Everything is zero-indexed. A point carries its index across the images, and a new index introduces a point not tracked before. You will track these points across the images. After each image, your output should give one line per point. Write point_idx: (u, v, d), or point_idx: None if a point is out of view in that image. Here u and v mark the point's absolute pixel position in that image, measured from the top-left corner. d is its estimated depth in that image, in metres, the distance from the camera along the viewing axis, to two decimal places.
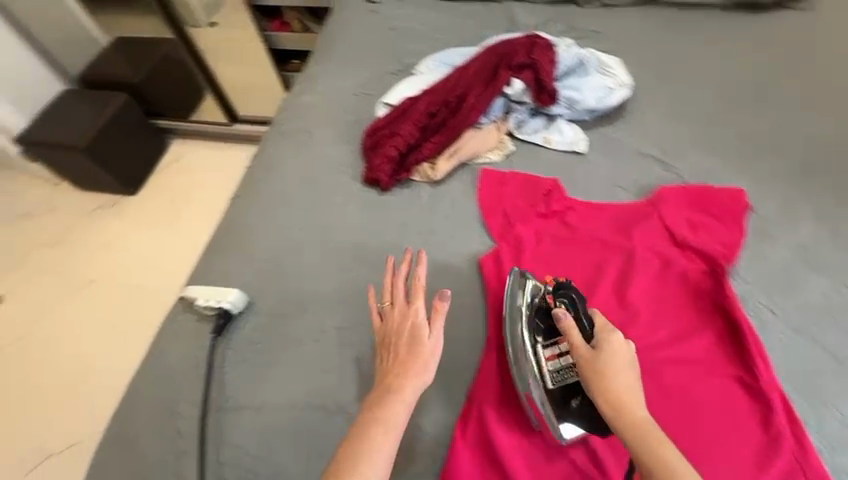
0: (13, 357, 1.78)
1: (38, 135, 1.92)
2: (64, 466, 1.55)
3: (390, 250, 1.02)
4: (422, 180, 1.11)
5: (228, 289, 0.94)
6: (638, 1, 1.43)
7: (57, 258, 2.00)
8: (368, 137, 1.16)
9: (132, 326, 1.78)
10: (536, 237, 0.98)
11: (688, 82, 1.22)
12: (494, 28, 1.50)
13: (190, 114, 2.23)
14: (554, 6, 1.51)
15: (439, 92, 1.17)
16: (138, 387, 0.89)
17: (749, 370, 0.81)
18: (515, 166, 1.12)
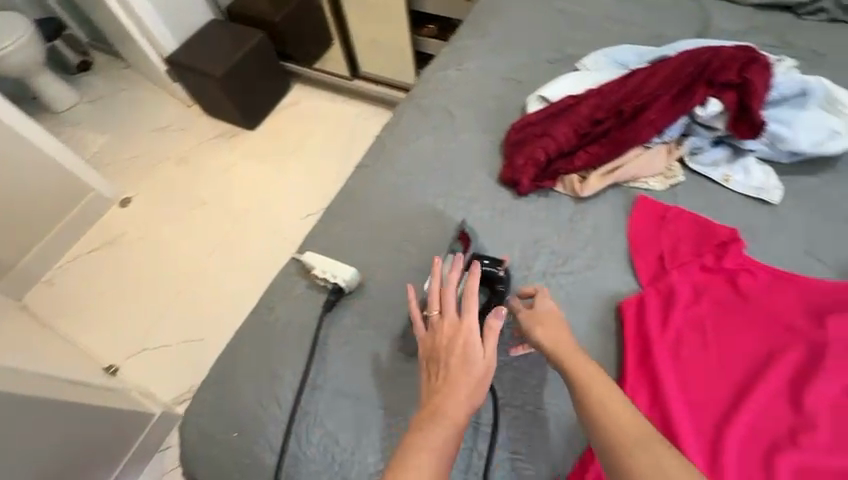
0: (139, 254, 2.01)
1: (186, 60, 2.10)
2: (167, 359, 1.76)
3: (517, 265, 0.94)
4: (566, 192, 1.01)
5: (344, 266, 0.91)
6: None
7: (184, 174, 2.20)
8: (515, 131, 1.06)
9: (241, 251, 1.94)
10: (694, 296, 0.85)
11: None
12: (681, 27, 1.28)
13: (314, 60, 2.28)
14: (762, 13, 1.26)
15: (611, 95, 1.01)
16: (246, 335, 0.91)
17: None
18: (681, 202, 0.97)
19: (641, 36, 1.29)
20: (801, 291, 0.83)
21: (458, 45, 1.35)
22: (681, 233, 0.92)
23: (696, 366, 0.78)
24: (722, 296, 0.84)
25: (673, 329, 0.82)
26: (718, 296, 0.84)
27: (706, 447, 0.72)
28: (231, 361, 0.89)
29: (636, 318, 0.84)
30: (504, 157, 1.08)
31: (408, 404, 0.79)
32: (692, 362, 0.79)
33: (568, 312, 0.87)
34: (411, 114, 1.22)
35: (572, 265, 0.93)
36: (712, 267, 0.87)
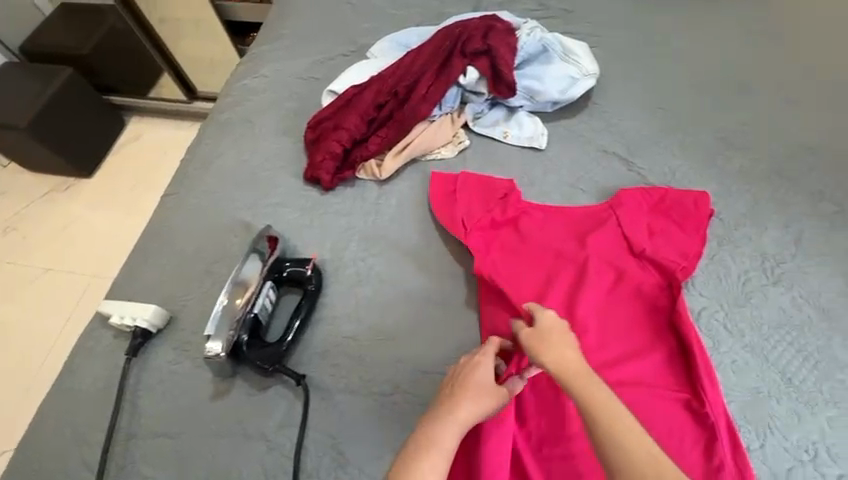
0: None
1: None
2: None
3: (330, 259, 0.96)
4: (368, 178, 1.05)
5: (145, 306, 0.89)
6: None
7: None
8: (311, 130, 1.09)
9: (74, 321, 1.72)
10: (486, 248, 0.93)
11: (657, 72, 1.15)
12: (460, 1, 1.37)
13: (148, 89, 2.06)
14: None
15: (387, 80, 1.08)
16: (55, 404, 0.86)
17: (697, 395, 0.78)
18: (468, 165, 1.06)
19: (426, 14, 1.35)
20: (565, 221, 0.96)
21: (255, 51, 1.33)
22: (470, 192, 1.00)
23: (491, 310, 0.87)
24: (508, 242, 0.94)
25: (471, 282, 0.90)
26: (504, 243, 0.94)
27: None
28: (38, 435, 0.84)
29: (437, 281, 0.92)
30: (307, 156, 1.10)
31: (231, 423, 0.81)
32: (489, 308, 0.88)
33: (379, 291, 0.92)
34: (211, 131, 1.18)
35: (380, 246, 0.97)
36: (499, 218, 0.96)
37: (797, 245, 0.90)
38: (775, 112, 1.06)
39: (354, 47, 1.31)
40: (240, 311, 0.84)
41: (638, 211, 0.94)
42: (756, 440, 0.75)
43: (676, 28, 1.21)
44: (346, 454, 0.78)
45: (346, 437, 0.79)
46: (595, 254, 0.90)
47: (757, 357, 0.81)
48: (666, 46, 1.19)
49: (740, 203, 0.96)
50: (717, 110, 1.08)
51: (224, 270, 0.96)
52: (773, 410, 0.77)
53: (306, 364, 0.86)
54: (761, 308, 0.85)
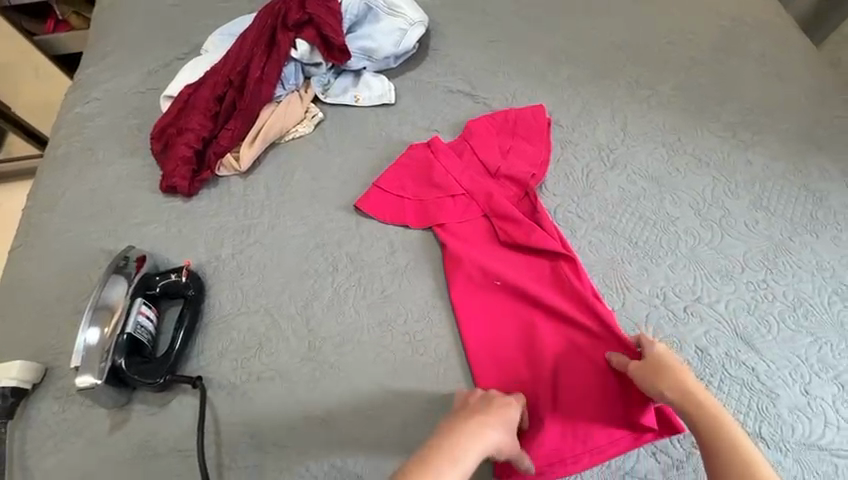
0: None
1: (33, 30, 1.83)
2: None
3: (358, 171, 1.03)
4: (389, 97, 1.10)
5: (193, 209, 0.99)
6: None
7: None
8: (322, 38, 1.05)
9: None
10: (486, 165, 0.98)
11: (670, 20, 1.21)
12: None
13: None
14: None
15: (412, 8, 1.13)
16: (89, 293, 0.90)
17: (700, 292, 0.83)
18: (489, 91, 1.11)
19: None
20: (580, 145, 1.02)
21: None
22: (470, 121, 1.04)
23: (498, 214, 0.91)
24: (507, 160, 0.98)
25: (471, 193, 0.94)
26: (506, 160, 0.98)
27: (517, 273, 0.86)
28: (65, 328, 0.87)
29: (440, 191, 0.95)
30: (320, 67, 1.09)
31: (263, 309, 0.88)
32: (490, 214, 0.92)
33: (403, 194, 0.96)
34: (222, 43, 1.18)
35: None
36: (494, 141, 1.00)
37: (797, 173, 0.96)
38: (779, 58, 1.12)
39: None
40: (289, 221, 0.97)
41: (650, 138, 1.02)
42: (759, 332, 0.79)
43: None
44: (370, 337, 0.83)
45: (370, 322, 0.85)
46: (611, 173, 0.97)
47: (761, 262, 0.85)
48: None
49: (741, 132, 1.02)
50: (724, 56, 1.14)
51: (254, 181, 1.02)
52: (775, 305, 0.81)
53: (334, 257, 0.92)
54: (764, 222, 0.90)
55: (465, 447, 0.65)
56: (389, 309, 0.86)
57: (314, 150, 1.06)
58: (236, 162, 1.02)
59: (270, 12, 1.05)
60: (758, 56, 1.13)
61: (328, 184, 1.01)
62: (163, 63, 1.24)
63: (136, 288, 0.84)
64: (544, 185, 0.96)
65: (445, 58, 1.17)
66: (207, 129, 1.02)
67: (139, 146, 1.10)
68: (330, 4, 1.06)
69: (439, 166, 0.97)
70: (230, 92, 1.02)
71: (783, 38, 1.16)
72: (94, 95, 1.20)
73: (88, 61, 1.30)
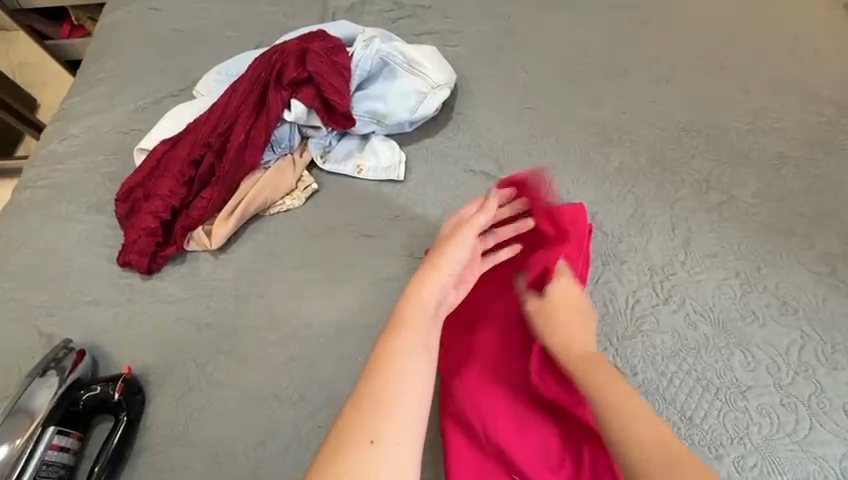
0: None
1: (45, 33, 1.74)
2: None
3: (347, 263, 0.85)
4: (398, 169, 0.92)
5: (151, 290, 0.84)
6: None
7: None
8: (324, 97, 0.87)
9: None
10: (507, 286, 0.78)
11: (756, 99, 0.97)
12: None
13: None
14: None
15: (437, 68, 0.94)
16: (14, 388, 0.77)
17: None
18: (518, 174, 0.91)
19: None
20: (626, 262, 0.81)
21: (298, 20, 1.22)
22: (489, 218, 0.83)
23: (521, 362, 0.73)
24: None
25: (487, 323, 0.76)
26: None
27: (537, 449, 0.67)
28: None
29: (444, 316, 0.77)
30: (319, 128, 0.91)
31: (207, 440, 0.71)
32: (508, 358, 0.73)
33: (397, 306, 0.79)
34: (218, 86, 1.03)
35: (405, 255, 0.85)
36: (518, 252, 0.80)
37: None
38: None
39: (403, 21, 1.17)
40: (256, 320, 0.81)
41: (719, 263, 0.80)
42: None
43: (778, 32, 1.05)
44: None
45: None
46: (664, 308, 0.76)
47: None
48: (765, 58, 1.02)
49: (843, 268, 0.79)
50: (825, 156, 0.90)
51: (226, 263, 0.86)
52: None
53: (302, 380, 0.75)
54: None
55: (431, 286, 0.62)
56: None
57: (301, 229, 0.89)
58: (208, 238, 0.86)
59: (263, 61, 0.88)
60: None
61: (311, 276, 0.84)
62: (154, 100, 1.10)
63: (58, 404, 0.69)
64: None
65: (471, 125, 0.97)
66: (177, 197, 0.86)
67: (107, 200, 0.96)
68: (336, 57, 0.88)
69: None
70: (208, 155, 0.86)
71: None
72: (73, 131, 1.07)
73: (77, 87, 1.17)
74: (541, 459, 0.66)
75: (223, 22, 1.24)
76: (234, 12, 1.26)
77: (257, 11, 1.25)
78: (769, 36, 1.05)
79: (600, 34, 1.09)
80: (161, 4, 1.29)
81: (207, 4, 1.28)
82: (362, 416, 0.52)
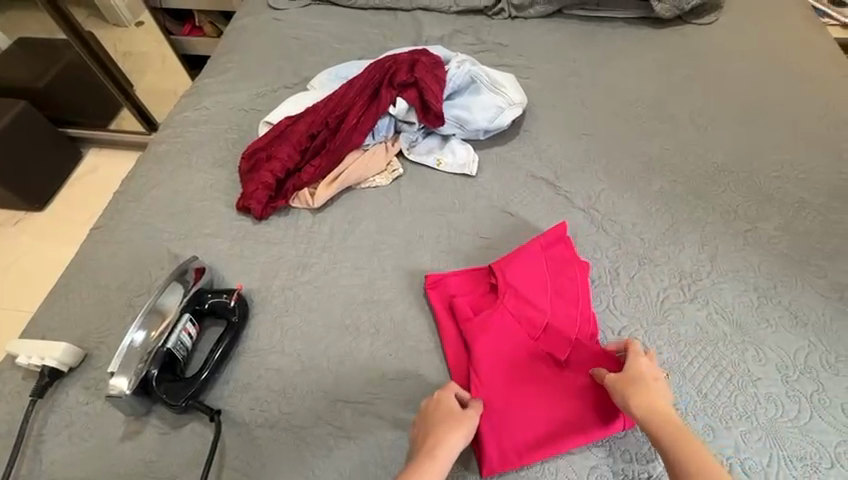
0: (8, 239, 1.98)
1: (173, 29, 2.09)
2: (13, 328, 1.76)
3: (423, 235, 1.02)
4: (471, 166, 1.10)
5: (261, 233, 1.03)
6: (756, 46, 1.36)
7: (24, 142, 1.91)
8: (424, 100, 1.07)
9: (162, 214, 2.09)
10: (544, 315, 0.85)
11: (786, 152, 1.13)
12: (600, 41, 1.41)
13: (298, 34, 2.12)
14: (667, 36, 1.41)
15: (513, 90, 1.13)
16: (148, 292, 0.95)
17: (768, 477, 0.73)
18: (572, 186, 1.08)
19: (557, 41, 1.42)
20: (659, 265, 0.95)
21: (396, 43, 1.46)
22: (500, 263, 0.90)
23: (564, 407, 0.78)
24: (554, 297, 0.87)
25: (525, 363, 0.81)
26: (554, 299, 0.87)
27: (516, 351, 0.83)
28: (115, 321, 0.92)
29: (477, 357, 0.82)
30: (412, 124, 1.10)
31: (294, 354, 0.86)
32: (552, 373, 0.80)
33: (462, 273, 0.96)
34: (329, 83, 1.25)
35: (470, 233, 1.02)
36: (538, 280, 0.88)
37: None
38: None
39: (484, 54, 1.40)
40: (341, 269, 0.97)
41: (740, 277, 0.93)
42: None
43: (810, 101, 1.22)
44: (391, 415, 0.80)
45: (396, 397, 0.81)
46: (689, 305, 0.89)
47: None
48: (794, 119, 1.19)
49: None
50: (842, 206, 1.03)
51: (321, 220, 1.04)
52: None
53: (378, 318, 0.90)
54: None
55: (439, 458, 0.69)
56: (418, 390, 0.82)
57: (385, 203, 1.07)
58: (311, 197, 1.04)
59: (376, 65, 1.09)
60: None
61: (390, 241, 1.01)
62: (272, 88, 1.33)
63: (189, 300, 0.86)
64: (602, 279, 0.93)
65: (535, 141, 1.16)
66: (294, 161, 1.06)
67: (228, 160, 1.16)
68: (436, 71, 1.09)
69: (474, 342, 0.83)
70: (322, 132, 1.07)
71: None
72: (205, 104, 1.30)
73: (209, 71, 1.43)
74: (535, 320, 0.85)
75: (332, 37, 1.50)
76: (342, 30, 1.51)
77: (361, 31, 1.51)
78: (802, 104, 1.22)
79: (650, 84, 1.29)
80: (284, 17, 1.56)
81: (321, 21, 1.54)
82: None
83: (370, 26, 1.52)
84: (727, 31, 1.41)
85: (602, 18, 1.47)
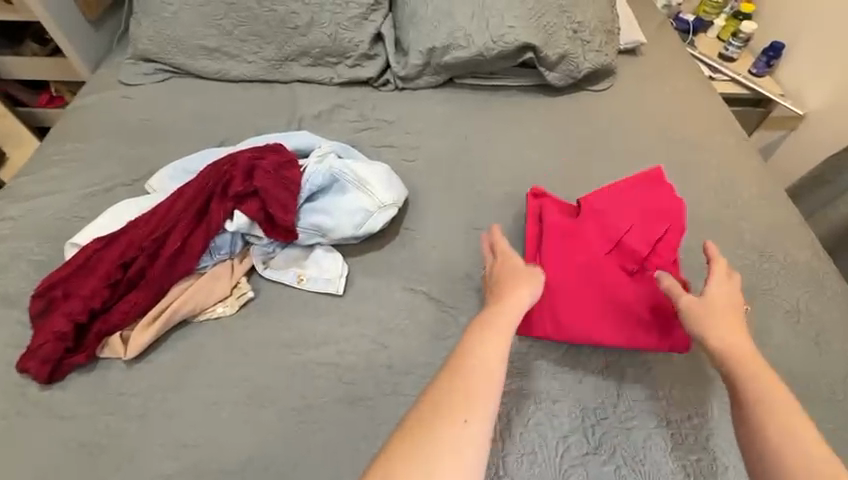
0: None
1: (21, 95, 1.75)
2: None
3: (273, 384, 0.80)
4: (340, 281, 0.91)
5: (46, 405, 0.77)
6: (648, 116, 1.31)
7: None
8: (270, 209, 0.88)
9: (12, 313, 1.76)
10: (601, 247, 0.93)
11: (689, 237, 1.04)
12: (493, 112, 1.30)
13: None
14: (562, 106, 1.33)
15: (385, 185, 0.96)
16: None
17: None
18: (461, 296, 0.91)
19: (449, 114, 1.29)
20: (561, 401, 0.79)
21: (267, 121, 1.28)
22: (555, 219, 0.96)
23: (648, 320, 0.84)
24: (605, 239, 0.95)
25: (603, 302, 0.87)
26: (606, 242, 0.95)
27: (582, 273, 0.89)
28: None
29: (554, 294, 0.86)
30: (260, 238, 0.91)
31: None
32: (626, 293, 0.87)
33: (319, 438, 0.75)
34: (170, 182, 1.02)
35: (334, 375, 0.81)
36: (583, 271, 0.89)
37: None
38: (809, 316, 0.93)
39: (367, 131, 1.24)
40: (155, 452, 0.73)
41: (651, 408, 0.79)
42: None
43: (705, 177, 1.17)
44: None
45: None
46: (594, 459, 0.74)
47: None
48: (692, 198, 1.12)
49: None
50: (751, 300, 0.94)
51: (137, 374, 0.80)
52: None
53: None
54: None
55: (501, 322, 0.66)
56: None
57: (227, 340, 0.84)
58: (124, 346, 0.80)
59: (212, 168, 0.90)
60: (787, 309, 0.94)
61: (228, 397, 0.79)
62: (105, 186, 1.10)
63: None
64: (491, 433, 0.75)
65: (418, 241, 0.99)
66: (99, 300, 0.82)
67: (25, 293, 0.90)
68: (285, 172, 0.91)
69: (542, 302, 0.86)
70: (137, 258, 0.84)
71: (821, 289, 0.98)
72: (11, 213, 1.04)
73: (29, 166, 1.17)
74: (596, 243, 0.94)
75: (192, 115, 1.28)
76: (207, 107, 1.31)
77: (229, 107, 1.31)
78: (699, 179, 1.16)
79: (546, 164, 1.18)
80: (135, 94, 1.34)
81: (182, 97, 1.33)
82: (438, 419, 0.54)
83: (239, 101, 1.33)
84: (622, 98, 1.35)
85: (497, 86, 1.37)
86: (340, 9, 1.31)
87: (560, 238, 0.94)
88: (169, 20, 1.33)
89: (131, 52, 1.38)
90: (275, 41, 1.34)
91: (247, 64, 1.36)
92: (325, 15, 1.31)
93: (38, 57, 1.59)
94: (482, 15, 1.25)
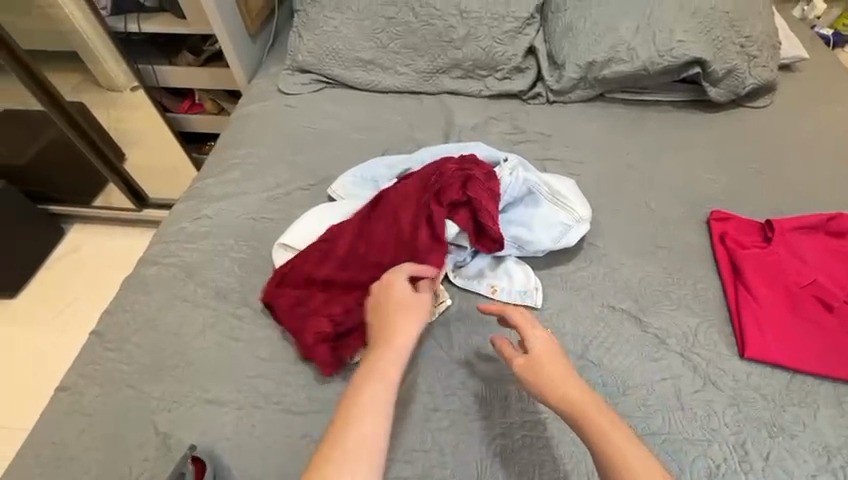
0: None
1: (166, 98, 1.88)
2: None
3: (489, 395, 0.80)
4: (535, 294, 0.90)
5: (278, 398, 0.80)
6: (822, 135, 1.23)
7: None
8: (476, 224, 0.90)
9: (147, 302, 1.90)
10: (798, 272, 0.93)
11: None
12: (650, 128, 1.27)
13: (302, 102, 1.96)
14: (723, 122, 1.28)
15: (578, 201, 0.96)
16: None
17: None
18: (664, 317, 0.88)
19: (604, 128, 1.28)
20: (798, 437, 0.75)
21: (424, 132, 1.31)
22: (745, 242, 0.99)
23: None
24: (799, 264, 0.95)
25: (811, 326, 0.86)
26: (802, 267, 0.95)
27: (782, 296, 0.90)
28: None
29: (761, 313, 0.87)
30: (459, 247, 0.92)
31: None
32: (833, 319, 0.87)
33: (546, 455, 0.74)
34: (355, 189, 1.07)
35: None
36: (783, 293, 0.91)
37: None
38: None
39: (525, 144, 1.24)
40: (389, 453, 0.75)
41: None
42: None
43: None
44: None
45: None
46: None
47: None
48: None
49: None
50: None
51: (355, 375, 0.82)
52: None
53: None
54: None
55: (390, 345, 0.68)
56: None
57: (435, 346, 0.85)
58: (340, 347, 0.82)
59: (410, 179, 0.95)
60: None
61: (448, 405, 0.79)
62: (286, 190, 1.15)
63: None
64: (730, 465, 0.73)
65: (605, 257, 0.98)
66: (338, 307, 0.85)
67: (234, 288, 0.95)
68: (490, 183, 0.92)
69: (751, 318, 0.86)
70: (358, 263, 0.89)
71: None
72: (206, 212, 1.11)
73: (210, 168, 1.24)
74: (793, 268, 0.94)
75: (351, 125, 1.34)
76: (363, 117, 1.36)
77: (384, 118, 1.35)
78: None
79: (718, 183, 1.14)
80: (296, 103, 1.41)
81: (338, 107, 1.39)
82: (340, 429, 0.60)
83: (393, 112, 1.37)
84: (789, 116, 1.29)
85: (649, 102, 1.35)
86: (496, 24, 1.33)
87: (755, 260, 0.95)
88: (330, 34, 1.39)
89: (290, 63, 1.46)
90: (430, 53, 1.37)
91: (399, 76, 1.40)
92: (481, 29, 1.33)
93: (193, 67, 1.72)
94: (647, 29, 1.23)
